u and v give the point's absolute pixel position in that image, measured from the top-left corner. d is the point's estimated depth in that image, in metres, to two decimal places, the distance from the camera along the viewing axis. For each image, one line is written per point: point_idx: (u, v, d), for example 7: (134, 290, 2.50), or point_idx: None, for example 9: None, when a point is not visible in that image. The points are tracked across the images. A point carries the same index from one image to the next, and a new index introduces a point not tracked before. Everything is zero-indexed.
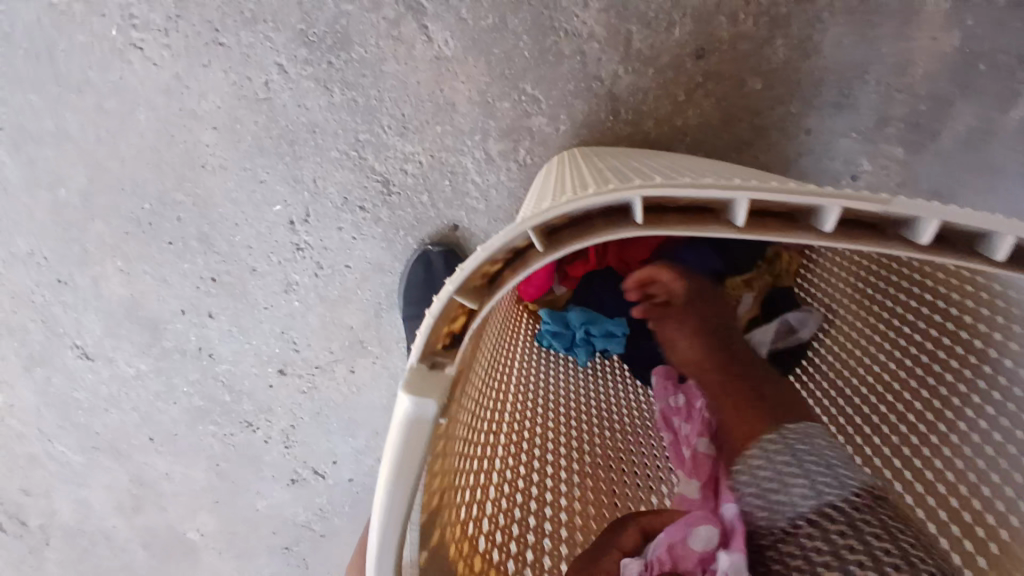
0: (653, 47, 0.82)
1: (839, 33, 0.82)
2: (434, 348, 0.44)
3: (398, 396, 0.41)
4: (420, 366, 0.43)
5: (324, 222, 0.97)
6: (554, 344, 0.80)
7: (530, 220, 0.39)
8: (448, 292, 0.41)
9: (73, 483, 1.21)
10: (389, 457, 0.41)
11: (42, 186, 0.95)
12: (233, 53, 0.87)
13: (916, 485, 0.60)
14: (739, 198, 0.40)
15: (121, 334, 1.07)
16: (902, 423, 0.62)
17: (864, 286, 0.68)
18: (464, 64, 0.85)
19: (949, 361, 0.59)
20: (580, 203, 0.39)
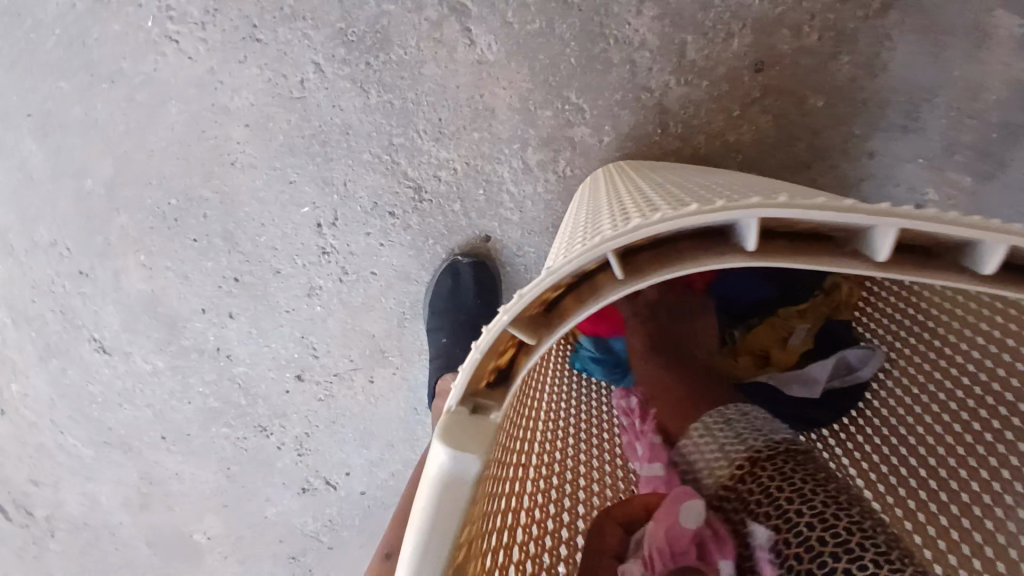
0: (708, 59, 0.78)
1: (908, 51, 0.76)
2: (477, 389, 0.40)
3: (433, 445, 0.37)
4: (460, 412, 0.38)
5: (352, 227, 0.94)
6: (592, 369, 0.77)
7: (613, 242, 0.35)
8: (504, 320, 0.37)
9: (82, 477, 1.19)
10: (420, 513, 0.36)
11: (69, 174, 0.94)
12: (270, 50, 0.85)
13: (986, 548, 0.52)
14: (887, 226, 0.35)
15: (139, 329, 1.05)
16: (972, 480, 0.55)
17: (931, 324, 0.61)
18: (506, 70, 0.82)
19: None
20: (677, 224, 0.35)
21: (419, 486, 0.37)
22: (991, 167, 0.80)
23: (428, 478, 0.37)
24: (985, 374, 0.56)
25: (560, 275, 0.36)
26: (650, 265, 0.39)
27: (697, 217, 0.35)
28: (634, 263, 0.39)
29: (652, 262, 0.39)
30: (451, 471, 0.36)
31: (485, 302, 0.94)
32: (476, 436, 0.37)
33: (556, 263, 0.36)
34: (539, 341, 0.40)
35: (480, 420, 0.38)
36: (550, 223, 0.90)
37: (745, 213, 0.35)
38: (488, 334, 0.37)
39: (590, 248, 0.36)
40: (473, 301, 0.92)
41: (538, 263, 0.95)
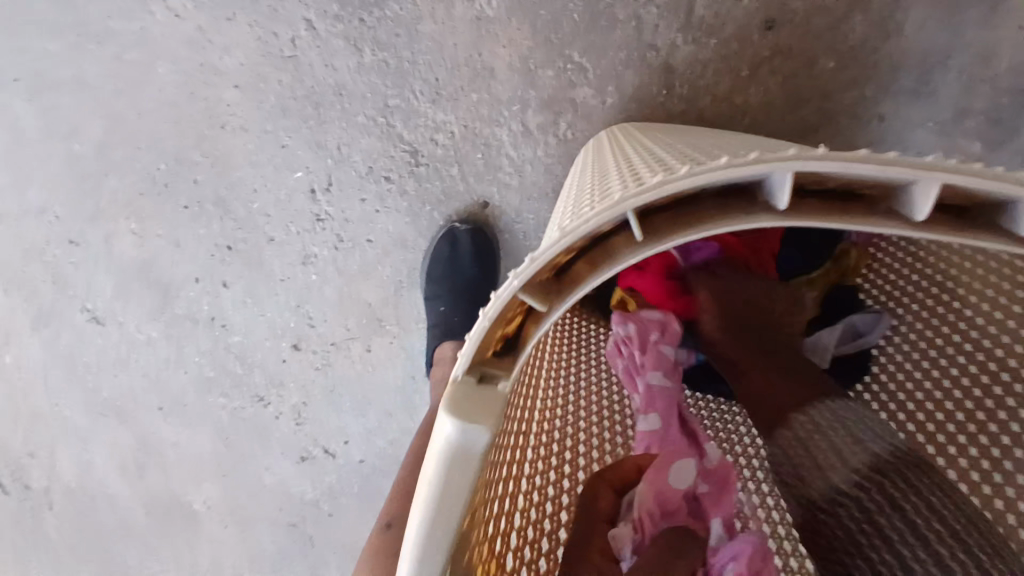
0: (716, 17, 0.75)
1: (924, 9, 0.74)
2: (482, 359, 0.39)
3: (439, 420, 0.35)
4: (467, 381, 0.37)
5: (347, 192, 0.91)
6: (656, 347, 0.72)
7: (637, 199, 0.33)
8: (514, 286, 0.34)
9: (79, 445, 1.19)
10: (426, 491, 0.35)
11: (54, 136, 0.91)
12: (261, 7, 0.82)
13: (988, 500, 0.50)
14: (928, 181, 0.32)
15: (132, 296, 1.04)
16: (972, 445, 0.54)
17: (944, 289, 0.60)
18: (507, 27, 0.79)
19: None
20: (700, 180, 0.33)
21: (424, 462, 0.36)
22: (1003, 132, 0.78)
23: (433, 450, 0.36)
24: (988, 340, 0.55)
25: (576, 236, 0.34)
26: (671, 226, 0.37)
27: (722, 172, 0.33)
28: (651, 224, 0.37)
29: (673, 223, 0.37)
30: (457, 445, 0.35)
31: (484, 270, 0.92)
32: (484, 407, 0.36)
33: (576, 223, 0.34)
34: (549, 309, 0.39)
35: (487, 390, 0.37)
36: (551, 188, 0.88)
37: (778, 168, 0.33)
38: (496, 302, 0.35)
39: (610, 207, 0.33)
40: (472, 269, 0.91)
41: (537, 230, 0.93)
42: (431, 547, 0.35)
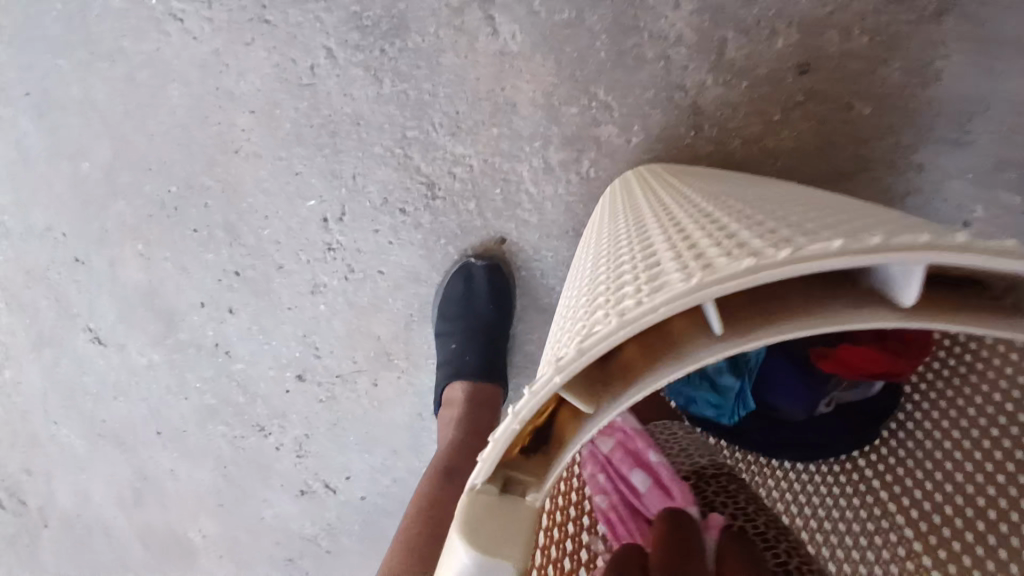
0: (748, 58, 0.73)
1: (962, 55, 0.71)
2: (507, 459, 0.34)
3: (456, 539, 0.31)
4: (490, 491, 0.33)
5: (360, 223, 0.89)
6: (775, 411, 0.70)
7: (721, 286, 0.27)
8: (556, 383, 0.29)
9: (75, 469, 1.15)
10: None
11: (67, 158, 0.89)
12: (279, 32, 0.80)
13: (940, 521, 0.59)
14: None
15: (136, 321, 1.01)
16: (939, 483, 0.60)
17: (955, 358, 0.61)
18: (530, 62, 0.77)
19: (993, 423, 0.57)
20: (827, 258, 0.27)
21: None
22: None
23: (444, 572, 0.32)
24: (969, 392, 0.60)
25: (641, 327, 0.28)
26: (746, 312, 0.32)
27: (832, 258, 0.27)
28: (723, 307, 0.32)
29: (746, 311, 0.32)
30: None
31: (499, 309, 0.90)
32: (509, 532, 0.31)
33: (649, 305, 0.28)
34: (597, 410, 0.32)
35: (513, 501, 0.33)
36: (570, 226, 0.86)
37: (908, 255, 0.27)
38: (534, 399, 0.30)
39: (684, 293, 0.28)
40: (487, 309, 0.88)
41: (554, 268, 0.90)
42: None
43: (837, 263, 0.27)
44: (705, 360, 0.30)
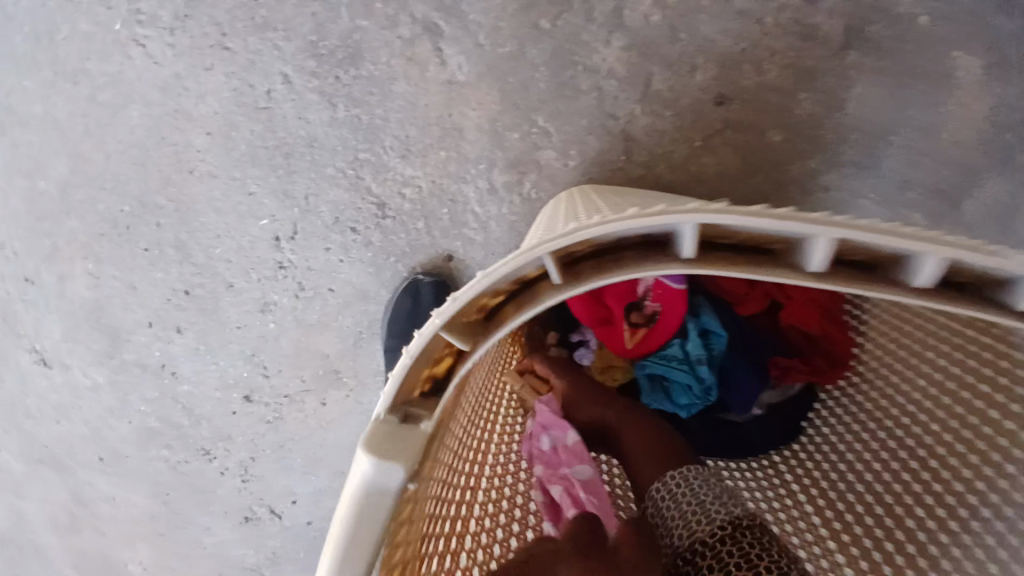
0: (674, 90, 0.79)
1: (865, 90, 0.78)
2: (408, 399, 0.44)
3: (358, 456, 0.39)
4: (390, 420, 0.42)
5: (311, 241, 0.91)
6: (692, 401, 0.70)
7: (544, 248, 0.39)
8: (436, 324, 0.39)
9: (11, 494, 1.11)
10: (339, 530, 0.39)
11: (21, 173, 0.92)
12: (239, 58, 0.84)
13: (874, 504, 0.60)
14: (809, 233, 0.38)
15: (80, 339, 1.00)
16: (884, 470, 0.61)
17: (899, 357, 0.62)
18: (477, 90, 0.82)
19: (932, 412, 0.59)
20: (607, 230, 0.39)
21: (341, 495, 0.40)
22: (950, 206, 0.81)
23: (350, 487, 0.39)
24: (916, 386, 0.60)
25: (495, 276, 0.39)
26: (592, 268, 0.43)
27: (618, 223, 0.38)
28: (575, 268, 0.44)
29: (592, 269, 0.43)
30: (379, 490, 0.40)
31: None
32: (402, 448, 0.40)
33: (493, 267, 0.39)
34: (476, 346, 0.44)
35: (410, 429, 0.41)
36: (514, 244, 0.89)
37: (677, 218, 0.39)
38: (420, 337, 0.39)
39: (520, 253, 0.39)
40: None
41: None
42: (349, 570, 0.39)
43: (621, 227, 0.39)
44: (546, 301, 0.42)
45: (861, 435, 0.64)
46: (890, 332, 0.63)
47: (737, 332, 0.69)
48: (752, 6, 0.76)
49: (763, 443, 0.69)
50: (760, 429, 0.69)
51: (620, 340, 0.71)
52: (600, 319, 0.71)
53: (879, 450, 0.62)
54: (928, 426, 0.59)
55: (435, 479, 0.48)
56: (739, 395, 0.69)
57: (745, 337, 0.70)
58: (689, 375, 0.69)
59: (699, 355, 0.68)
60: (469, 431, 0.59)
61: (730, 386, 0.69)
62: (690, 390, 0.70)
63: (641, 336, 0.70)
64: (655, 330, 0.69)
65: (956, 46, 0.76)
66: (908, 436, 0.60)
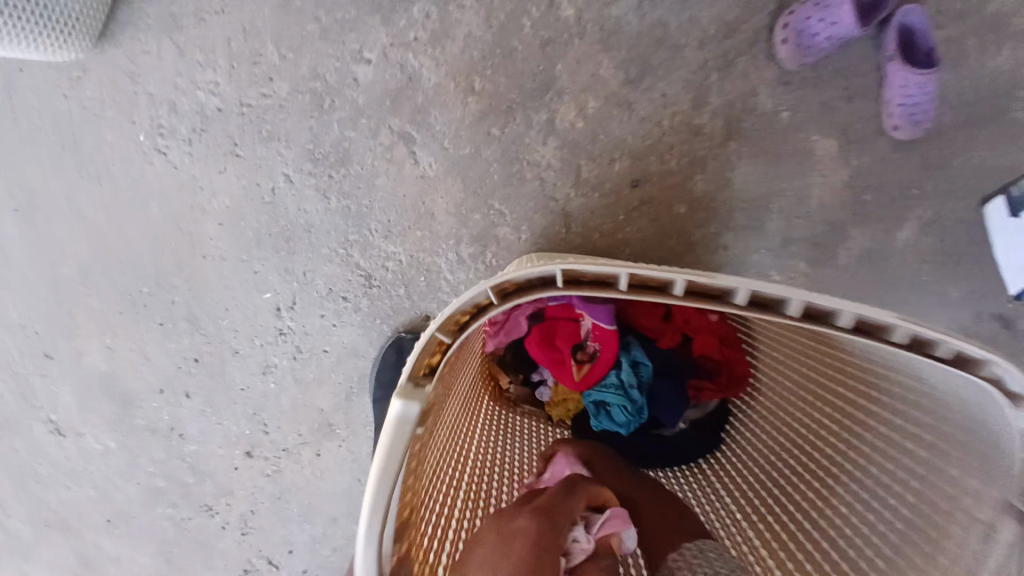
0: (599, 176, 1.00)
1: (746, 171, 1.00)
2: (418, 376, 0.65)
3: (392, 403, 0.61)
4: (407, 385, 0.63)
5: (308, 310, 1.07)
6: (630, 420, 0.86)
7: (480, 284, 0.62)
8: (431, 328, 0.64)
9: (21, 558, 1.21)
10: (381, 450, 0.60)
11: (46, 260, 1.08)
12: (247, 162, 1.02)
13: (785, 498, 0.77)
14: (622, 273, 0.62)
15: (94, 408, 1.13)
16: (789, 470, 0.78)
17: (792, 382, 0.81)
18: (444, 182, 1.02)
19: (826, 424, 0.77)
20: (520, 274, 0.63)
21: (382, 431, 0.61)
22: (823, 256, 1.02)
23: (388, 424, 0.61)
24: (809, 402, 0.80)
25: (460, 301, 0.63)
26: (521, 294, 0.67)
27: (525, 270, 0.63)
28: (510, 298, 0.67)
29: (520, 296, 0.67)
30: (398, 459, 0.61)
31: None
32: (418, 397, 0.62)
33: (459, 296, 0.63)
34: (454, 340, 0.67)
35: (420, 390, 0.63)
36: None
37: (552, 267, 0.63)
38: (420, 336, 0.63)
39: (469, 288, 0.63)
40: None
41: None
42: (385, 478, 0.59)
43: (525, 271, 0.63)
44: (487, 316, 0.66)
45: (766, 440, 0.83)
46: (783, 361, 0.82)
47: (661, 362, 0.88)
48: (656, 111, 0.98)
49: (693, 453, 0.87)
50: (687, 440, 0.88)
51: (570, 374, 0.87)
52: (552, 359, 0.87)
53: (784, 454, 0.80)
54: (823, 434, 0.77)
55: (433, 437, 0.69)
56: (668, 412, 0.86)
57: (668, 366, 0.88)
58: (625, 399, 0.86)
59: (630, 381, 0.86)
60: (459, 418, 0.79)
61: (660, 406, 0.87)
62: (627, 412, 0.86)
63: (586, 370, 0.87)
64: (596, 363, 0.86)
65: (812, 134, 0.98)
66: (806, 441, 0.79)
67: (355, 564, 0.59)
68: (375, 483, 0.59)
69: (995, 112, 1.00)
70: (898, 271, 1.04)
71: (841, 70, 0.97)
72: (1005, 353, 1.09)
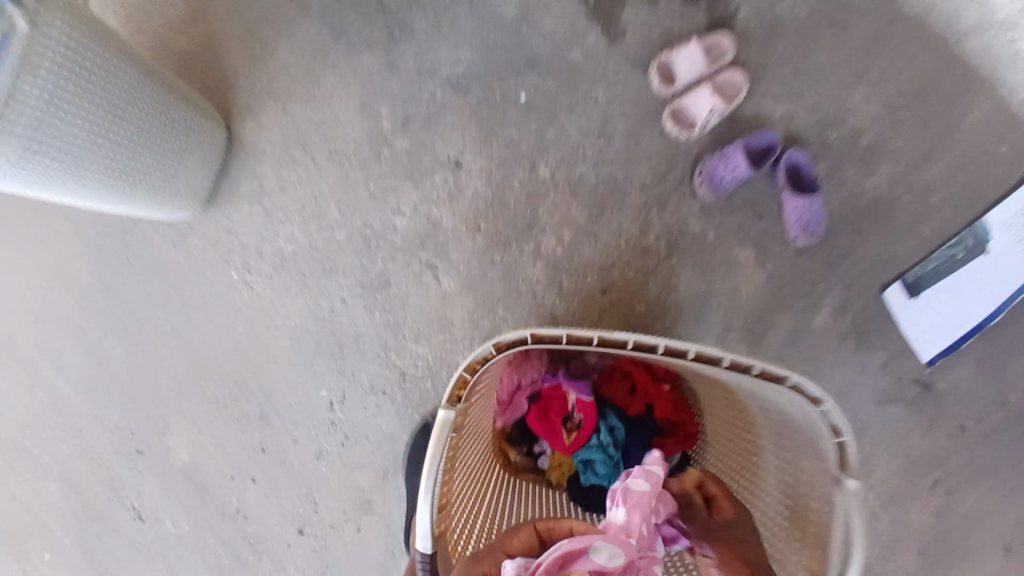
0: (577, 286, 1.32)
1: (689, 276, 1.31)
2: (454, 397, 0.94)
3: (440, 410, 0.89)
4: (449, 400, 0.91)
5: (354, 402, 1.35)
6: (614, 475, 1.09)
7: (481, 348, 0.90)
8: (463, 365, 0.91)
9: None
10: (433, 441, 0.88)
11: (149, 373, 1.38)
12: (313, 290, 1.37)
13: None
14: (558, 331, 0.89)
15: (174, 495, 1.36)
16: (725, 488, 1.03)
17: (726, 422, 1.07)
18: (460, 297, 1.34)
19: (747, 448, 1.03)
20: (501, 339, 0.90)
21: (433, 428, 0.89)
22: (758, 338, 1.30)
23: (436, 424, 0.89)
24: (736, 435, 1.06)
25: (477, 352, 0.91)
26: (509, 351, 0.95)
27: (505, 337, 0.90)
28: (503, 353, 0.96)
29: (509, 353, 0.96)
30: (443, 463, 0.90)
31: None
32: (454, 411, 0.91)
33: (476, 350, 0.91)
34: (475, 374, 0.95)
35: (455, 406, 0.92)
36: None
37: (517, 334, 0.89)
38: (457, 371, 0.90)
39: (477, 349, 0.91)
40: None
41: None
42: (433, 462, 0.88)
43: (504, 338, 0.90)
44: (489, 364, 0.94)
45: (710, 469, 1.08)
46: (720, 408, 1.08)
47: (632, 426, 1.12)
48: (614, 237, 1.32)
49: None
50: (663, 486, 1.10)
51: (562, 444, 1.11)
52: (547, 429, 1.12)
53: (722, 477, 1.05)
54: (746, 457, 1.03)
55: (461, 441, 0.97)
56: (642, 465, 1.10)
57: (637, 429, 1.12)
58: (606, 457, 1.09)
59: (609, 442, 1.10)
60: (480, 435, 1.07)
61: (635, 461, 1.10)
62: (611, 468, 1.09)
63: (574, 436, 1.11)
64: (582, 432, 1.11)
65: (734, 247, 1.31)
66: (736, 464, 1.04)
67: (417, 519, 0.87)
68: (430, 463, 0.88)
69: (877, 221, 1.31)
70: (822, 347, 1.30)
71: (750, 200, 1.30)
72: (929, 411, 1.30)
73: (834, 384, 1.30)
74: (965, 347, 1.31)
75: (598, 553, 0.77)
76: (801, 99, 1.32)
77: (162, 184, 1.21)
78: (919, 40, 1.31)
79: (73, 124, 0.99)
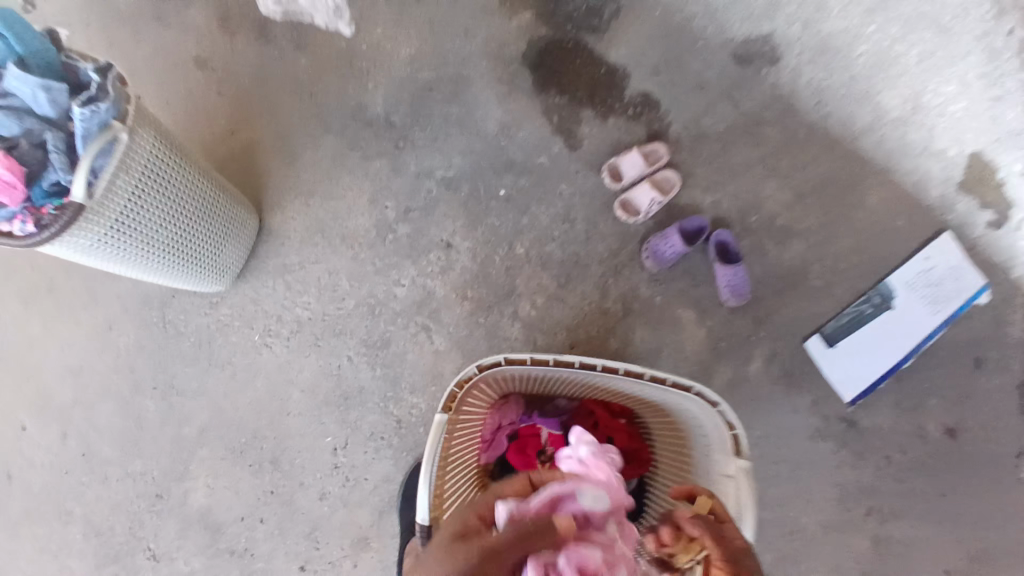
0: (549, 344, 1.59)
1: (642, 334, 1.58)
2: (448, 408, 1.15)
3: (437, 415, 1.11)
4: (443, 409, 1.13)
5: (356, 447, 1.55)
6: None
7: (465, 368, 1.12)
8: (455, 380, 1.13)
9: None
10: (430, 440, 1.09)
11: (174, 424, 1.57)
12: (324, 349, 1.60)
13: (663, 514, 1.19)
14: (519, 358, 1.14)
15: (189, 535, 1.54)
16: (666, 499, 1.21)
17: (668, 443, 1.28)
18: (450, 353, 1.58)
19: (682, 462, 1.23)
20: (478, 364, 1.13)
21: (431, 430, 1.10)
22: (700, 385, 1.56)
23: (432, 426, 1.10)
24: (675, 453, 1.26)
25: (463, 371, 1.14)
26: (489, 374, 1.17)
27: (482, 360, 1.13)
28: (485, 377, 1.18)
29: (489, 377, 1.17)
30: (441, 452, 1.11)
31: None
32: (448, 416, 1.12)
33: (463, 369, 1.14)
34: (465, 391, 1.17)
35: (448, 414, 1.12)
36: None
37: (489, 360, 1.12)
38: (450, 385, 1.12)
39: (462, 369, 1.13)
40: None
41: None
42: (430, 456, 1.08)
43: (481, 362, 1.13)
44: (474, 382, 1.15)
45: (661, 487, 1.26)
46: (663, 433, 1.29)
47: None
48: (580, 302, 1.60)
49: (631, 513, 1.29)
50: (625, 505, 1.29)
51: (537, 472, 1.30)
52: (524, 461, 1.31)
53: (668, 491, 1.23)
54: (681, 469, 1.22)
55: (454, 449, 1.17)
56: None
57: None
58: None
59: None
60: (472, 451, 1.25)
61: None
62: None
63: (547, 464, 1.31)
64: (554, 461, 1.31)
65: (678, 309, 1.58)
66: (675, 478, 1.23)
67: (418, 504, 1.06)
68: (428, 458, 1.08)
69: (795, 287, 1.60)
70: (752, 392, 1.56)
71: (689, 271, 1.59)
72: (844, 446, 1.55)
73: (762, 424, 1.56)
74: (878, 391, 1.57)
75: (583, 498, 0.90)
76: (726, 189, 1.63)
77: (207, 260, 1.46)
78: (819, 140, 1.63)
79: (150, 215, 1.23)
